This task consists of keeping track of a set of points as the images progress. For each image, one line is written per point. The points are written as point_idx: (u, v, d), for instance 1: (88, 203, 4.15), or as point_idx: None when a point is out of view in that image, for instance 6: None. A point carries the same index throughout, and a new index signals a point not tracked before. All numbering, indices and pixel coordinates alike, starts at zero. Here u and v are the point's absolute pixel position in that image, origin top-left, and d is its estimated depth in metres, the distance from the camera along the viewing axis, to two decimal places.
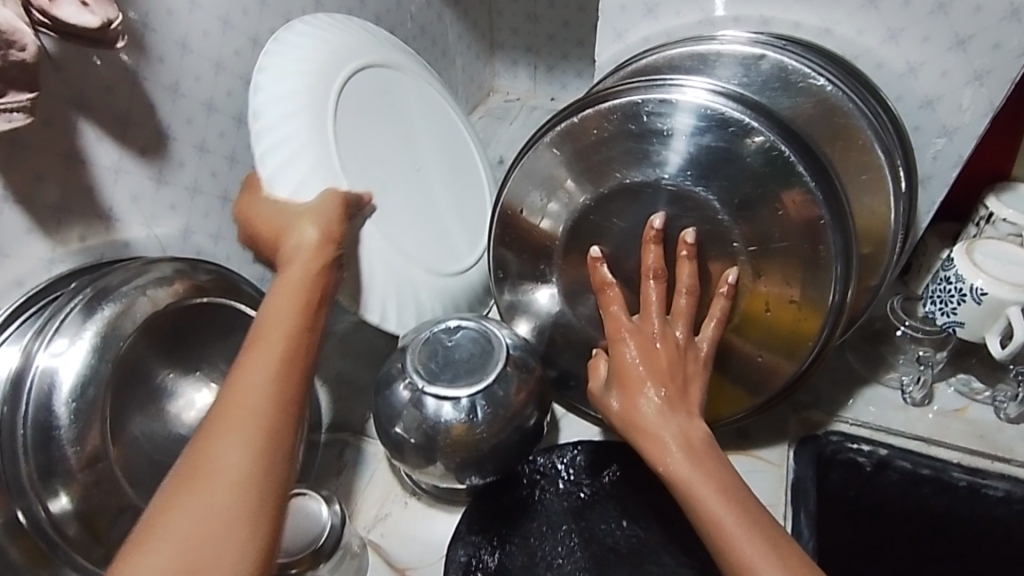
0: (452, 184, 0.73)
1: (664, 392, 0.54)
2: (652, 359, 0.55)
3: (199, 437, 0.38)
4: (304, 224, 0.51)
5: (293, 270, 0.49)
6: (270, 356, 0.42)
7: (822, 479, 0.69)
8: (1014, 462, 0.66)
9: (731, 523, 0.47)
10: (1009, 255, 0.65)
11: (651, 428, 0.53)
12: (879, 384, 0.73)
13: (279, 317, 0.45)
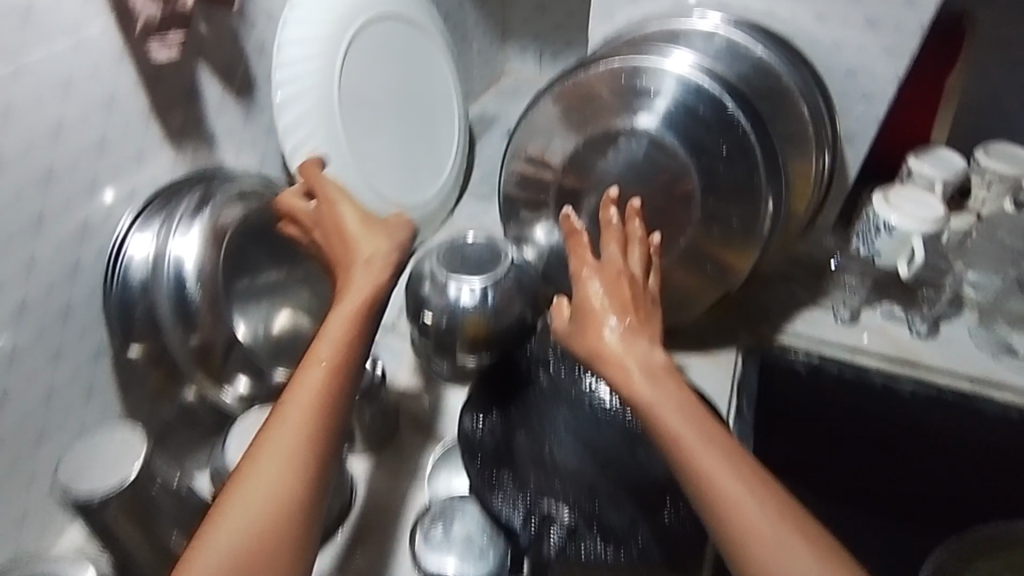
0: (419, 124, 0.90)
1: (628, 321, 0.55)
2: (616, 291, 0.56)
3: (253, 447, 0.47)
4: (362, 240, 0.55)
5: (348, 287, 0.52)
6: (317, 377, 0.49)
7: (766, 377, 0.86)
8: (921, 367, 0.81)
9: (702, 452, 0.49)
10: (918, 197, 0.81)
11: (616, 358, 0.53)
12: (817, 308, 0.88)
13: (328, 340, 0.50)
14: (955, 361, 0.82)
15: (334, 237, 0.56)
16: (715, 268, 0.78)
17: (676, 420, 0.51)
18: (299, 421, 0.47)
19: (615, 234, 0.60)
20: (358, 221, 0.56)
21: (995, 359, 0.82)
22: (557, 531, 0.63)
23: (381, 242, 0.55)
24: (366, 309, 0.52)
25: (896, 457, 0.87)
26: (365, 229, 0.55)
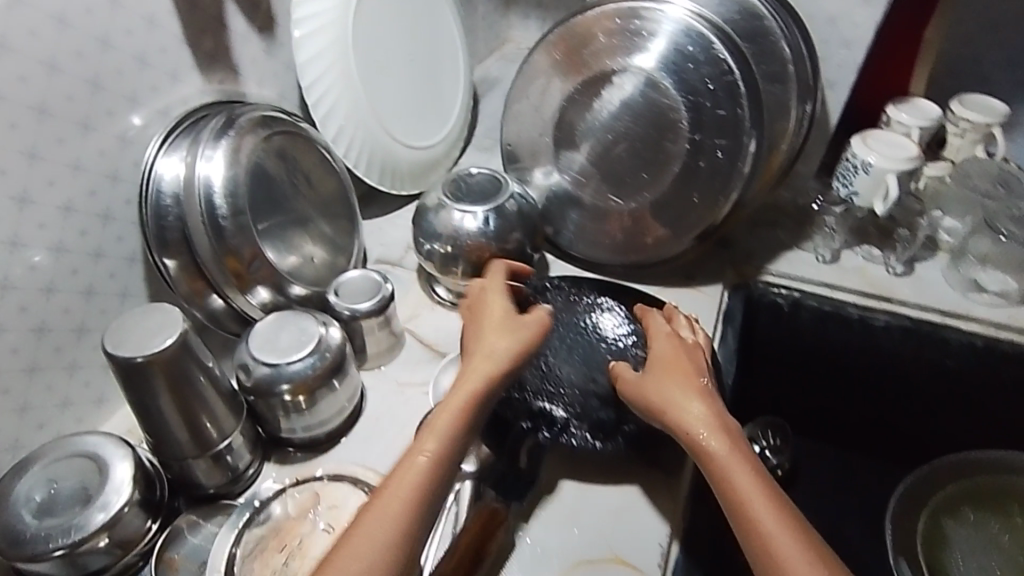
0: (428, 72, 0.96)
1: (689, 381, 0.60)
2: (676, 357, 0.62)
3: (349, 524, 0.49)
4: (493, 338, 0.61)
5: (467, 373, 0.58)
6: (431, 448, 0.53)
7: (753, 315, 0.91)
8: (893, 300, 0.87)
9: (759, 504, 0.51)
10: (895, 139, 0.86)
11: (679, 408, 0.57)
12: (798, 249, 0.94)
13: (436, 427, 0.54)
14: (923, 297, 0.87)
15: (476, 328, 0.64)
16: (700, 198, 0.82)
17: (741, 474, 0.53)
18: (399, 500, 0.50)
19: (681, 321, 0.69)
20: (498, 319, 0.63)
21: (962, 294, 0.87)
22: (548, 427, 0.69)
23: (509, 342, 0.61)
24: (478, 398, 0.57)
25: (871, 387, 0.92)
26: (501, 328, 0.62)
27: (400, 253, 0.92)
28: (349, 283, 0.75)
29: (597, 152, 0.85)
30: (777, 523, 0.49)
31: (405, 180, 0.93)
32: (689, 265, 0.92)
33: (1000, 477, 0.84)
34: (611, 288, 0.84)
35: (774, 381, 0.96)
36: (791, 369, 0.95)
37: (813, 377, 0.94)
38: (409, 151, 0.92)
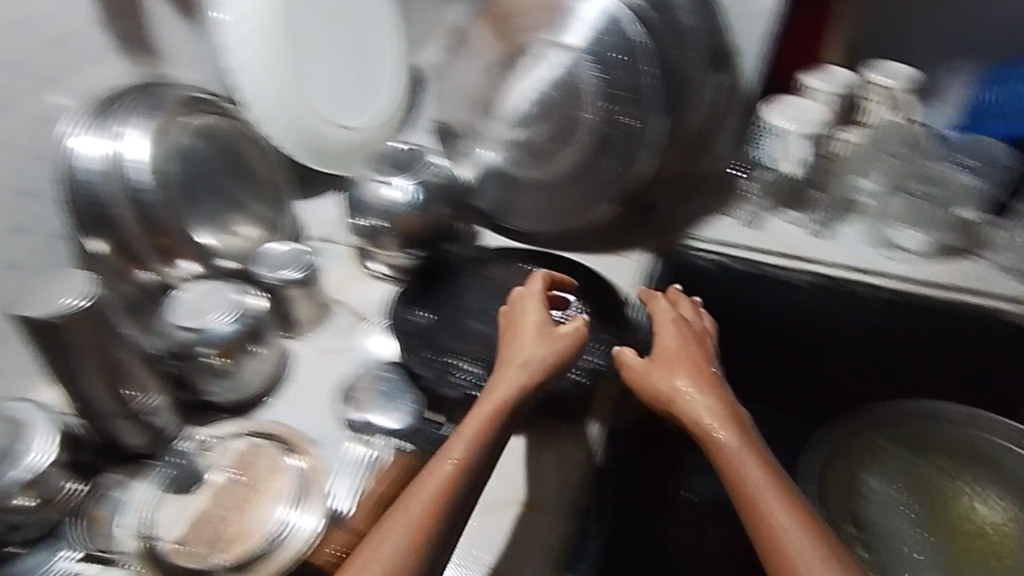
0: (353, 55, 0.98)
1: (698, 377, 0.65)
2: (683, 354, 0.67)
3: (382, 518, 0.52)
4: (529, 344, 0.65)
5: (500, 385, 0.61)
6: (462, 454, 0.55)
7: (678, 281, 0.93)
8: (814, 260, 0.90)
9: (765, 494, 0.54)
10: (808, 105, 0.89)
11: (688, 403, 0.63)
12: (724, 216, 0.96)
13: (467, 431, 0.57)
14: (838, 256, 0.90)
15: (514, 332, 0.67)
16: (615, 163, 0.84)
17: (750, 469, 0.57)
18: (431, 496, 0.52)
19: (687, 312, 0.74)
20: (535, 329, 0.66)
21: (876, 253, 0.90)
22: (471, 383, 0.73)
23: (545, 356, 0.64)
24: (503, 410, 0.60)
25: (792, 345, 0.96)
26: (539, 343, 0.65)
27: (335, 230, 0.95)
28: (277, 255, 0.77)
29: (518, 124, 0.88)
30: (784, 511, 0.53)
31: (328, 158, 0.95)
32: (615, 233, 0.95)
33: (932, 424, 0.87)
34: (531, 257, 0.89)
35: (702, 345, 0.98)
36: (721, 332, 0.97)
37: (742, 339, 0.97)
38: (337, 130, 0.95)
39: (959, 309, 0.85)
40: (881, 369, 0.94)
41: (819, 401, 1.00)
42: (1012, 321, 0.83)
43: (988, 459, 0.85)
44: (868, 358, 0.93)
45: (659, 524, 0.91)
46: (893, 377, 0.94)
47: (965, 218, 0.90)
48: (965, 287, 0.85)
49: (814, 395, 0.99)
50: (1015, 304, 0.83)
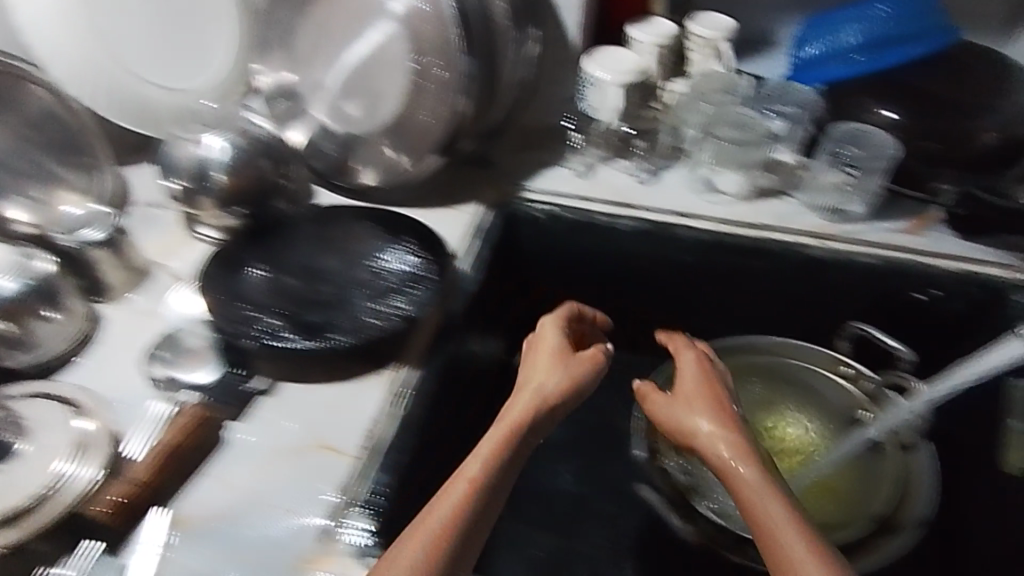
0: (197, 12, 0.91)
1: (717, 410, 0.69)
2: (702, 385, 0.73)
3: (398, 541, 0.57)
4: (549, 373, 0.72)
5: (513, 407, 0.69)
6: (473, 470, 0.62)
7: (516, 234, 0.97)
8: (636, 206, 0.95)
9: (762, 497, 0.59)
10: (622, 54, 0.93)
11: (696, 430, 0.68)
12: (557, 167, 1.00)
13: (481, 451, 0.64)
14: (661, 201, 0.96)
15: (538, 355, 0.75)
16: (431, 116, 0.86)
17: (757, 491, 0.60)
18: (453, 513, 0.58)
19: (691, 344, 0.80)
20: (550, 357, 0.74)
21: (696, 196, 0.96)
22: (261, 332, 0.73)
23: (554, 376, 0.72)
24: (520, 425, 0.67)
25: (626, 288, 0.99)
26: (552, 362, 0.74)
27: (159, 194, 0.93)
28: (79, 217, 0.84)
29: (349, 80, 0.89)
30: (781, 516, 0.57)
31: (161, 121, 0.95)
32: (450, 187, 0.98)
33: (751, 355, 0.97)
34: (359, 213, 0.89)
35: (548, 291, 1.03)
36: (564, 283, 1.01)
37: (583, 288, 1.00)
38: (177, 95, 0.94)
39: (766, 245, 0.90)
40: (708, 306, 0.99)
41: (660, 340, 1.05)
42: (812, 255, 0.89)
43: (796, 380, 0.95)
44: (695, 297, 0.98)
45: None
46: (722, 313, 0.99)
47: (775, 159, 0.96)
48: (772, 224, 0.92)
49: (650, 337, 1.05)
50: (814, 237, 0.90)
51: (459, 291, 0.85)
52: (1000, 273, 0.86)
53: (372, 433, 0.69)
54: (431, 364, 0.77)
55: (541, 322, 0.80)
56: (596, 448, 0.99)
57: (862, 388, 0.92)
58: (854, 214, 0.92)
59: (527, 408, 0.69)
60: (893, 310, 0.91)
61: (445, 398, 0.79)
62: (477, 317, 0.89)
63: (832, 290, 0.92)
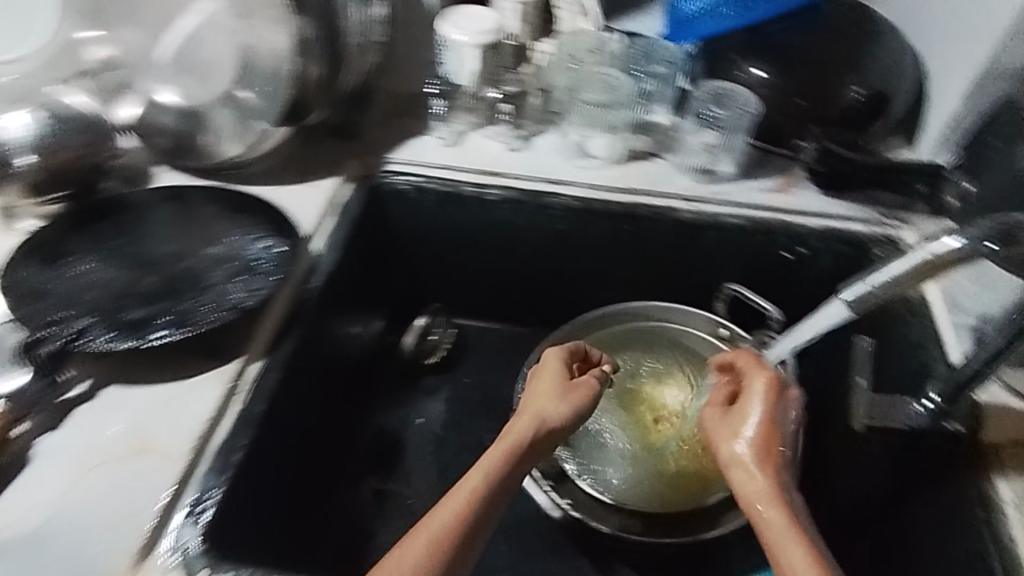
0: None
1: (768, 445, 0.62)
2: (762, 413, 0.64)
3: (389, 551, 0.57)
4: (553, 398, 0.73)
5: (515, 426, 0.69)
6: (475, 482, 0.62)
7: (382, 208, 0.93)
8: (503, 175, 0.92)
9: (791, 548, 0.54)
10: (479, 14, 0.89)
11: (735, 461, 0.62)
12: (424, 136, 0.95)
13: (484, 462, 0.64)
14: (531, 169, 0.92)
15: (543, 378, 0.75)
16: (269, 88, 0.79)
17: (789, 540, 0.55)
18: (447, 522, 0.59)
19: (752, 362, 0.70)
20: (553, 381, 0.75)
21: (568, 162, 0.93)
22: (68, 331, 0.67)
23: (560, 403, 0.72)
24: (523, 444, 0.67)
25: (502, 260, 0.98)
26: (555, 388, 0.74)
27: None
28: None
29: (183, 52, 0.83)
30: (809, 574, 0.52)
31: None
32: (310, 158, 0.92)
33: (633, 322, 0.96)
34: (202, 190, 0.83)
35: (425, 264, 1.00)
36: (438, 253, 0.99)
37: (456, 257, 0.99)
38: None
39: (635, 211, 0.89)
40: (587, 273, 0.98)
41: (543, 309, 1.04)
42: (681, 218, 0.88)
43: (673, 342, 0.95)
44: (572, 264, 0.97)
45: (382, 442, 0.95)
46: (600, 280, 0.98)
47: (647, 121, 0.94)
48: (642, 189, 0.90)
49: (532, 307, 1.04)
50: (683, 199, 0.89)
51: (312, 275, 0.80)
52: (863, 229, 0.86)
53: (203, 434, 0.65)
54: (277, 354, 0.72)
55: (550, 350, 0.80)
56: (481, 422, 0.99)
57: (737, 348, 0.92)
58: (724, 174, 0.91)
59: (530, 431, 0.69)
60: (763, 270, 0.91)
61: (301, 387, 0.76)
62: (337, 299, 0.84)
63: (704, 253, 0.91)
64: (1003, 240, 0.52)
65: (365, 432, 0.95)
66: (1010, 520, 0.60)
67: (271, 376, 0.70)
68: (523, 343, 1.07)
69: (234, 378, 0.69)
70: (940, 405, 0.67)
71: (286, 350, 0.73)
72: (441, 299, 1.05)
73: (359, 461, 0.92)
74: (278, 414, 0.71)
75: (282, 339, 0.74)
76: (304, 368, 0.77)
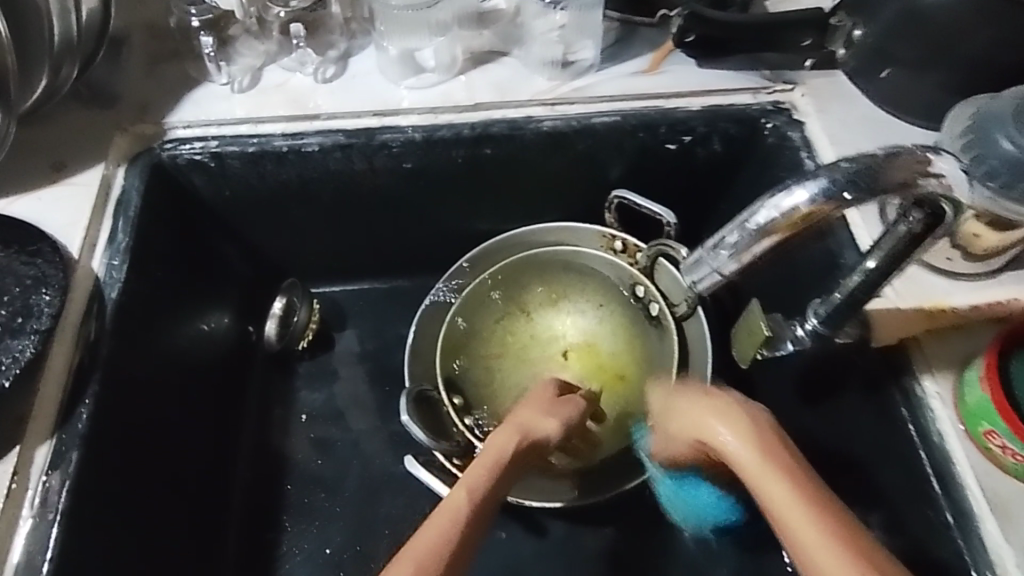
0: None
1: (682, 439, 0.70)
2: None
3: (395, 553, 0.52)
4: (544, 416, 0.66)
5: (497, 442, 0.63)
6: (467, 490, 0.57)
7: (179, 185, 0.73)
8: (321, 116, 0.73)
9: (780, 492, 0.50)
10: None
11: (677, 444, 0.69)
12: (209, 82, 0.73)
13: (473, 472, 0.59)
14: (353, 101, 0.73)
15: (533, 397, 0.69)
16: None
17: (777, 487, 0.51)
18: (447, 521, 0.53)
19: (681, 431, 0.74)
20: (543, 399, 0.68)
21: (399, 84, 0.74)
22: None
23: (550, 420, 0.65)
24: (507, 458, 0.61)
25: (354, 214, 0.81)
26: (546, 404, 0.67)
27: None
28: None
29: None
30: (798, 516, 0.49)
31: None
32: (57, 142, 0.69)
33: (520, 251, 0.83)
34: None
35: (263, 234, 0.82)
36: (272, 219, 0.80)
37: (296, 221, 0.81)
38: None
39: (488, 131, 0.74)
40: (456, 208, 0.82)
41: (419, 256, 0.89)
42: (545, 127, 0.74)
43: (567, 266, 0.82)
44: (436, 203, 0.81)
45: (263, 453, 0.82)
46: (474, 213, 0.84)
47: (486, 9, 0.77)
48: (492, 102, 0.74)
49: (405, 256, 0.89)
50: (541, 105, 0.74)
51: (96, 305, 0.62)
52: (751, 102, 0.75)
53: None
54: (71, 427, 0.57)
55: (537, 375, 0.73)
56: (377, 400, 0.86)
57: (637, 262, 0.81)
58: (586, 63, 0.76)
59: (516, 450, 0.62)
60: (649, 166, 0.79)
61: (127, 446, 0.62)
62: (149, 322, 0.67)
63: (580, 160, 0.78)
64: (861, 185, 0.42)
65: (244, 448, 0.81)
66: (936, 417, 0.56)
67: (67, 458, 0.56)
68: (407, 297, 0.92)
69: (10, 476, 0.55)
70: (821, 331, 0.56)
71: (84, 419, 0.57)
72: (296, 269, 0.88)
73: (244, 480, 0.80)
74: (98, 496, 0.58)
75: (73, 404, 0.58)
76: (125, 426, 0.62)
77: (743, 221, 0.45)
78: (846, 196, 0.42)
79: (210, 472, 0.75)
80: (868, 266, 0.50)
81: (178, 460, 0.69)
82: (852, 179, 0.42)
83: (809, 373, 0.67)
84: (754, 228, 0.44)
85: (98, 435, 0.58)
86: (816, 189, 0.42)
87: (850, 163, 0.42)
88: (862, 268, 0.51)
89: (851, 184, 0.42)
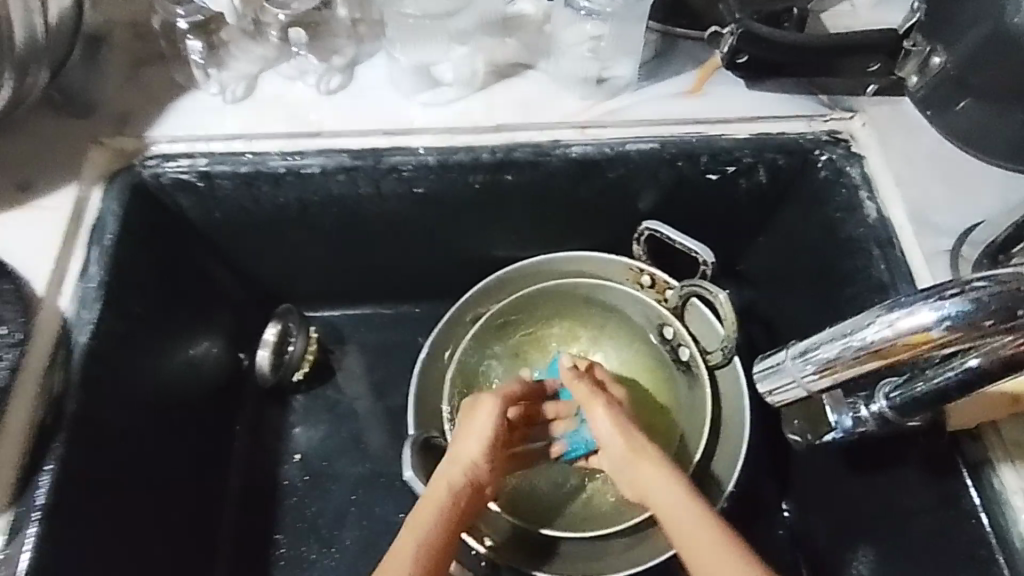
0: None
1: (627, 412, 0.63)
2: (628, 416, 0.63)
3: None
4: (470, 435, 0.60)
5: (443, 478, 0.58)
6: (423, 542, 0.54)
7: (162, 206, 0.65)
8: (323, 134, 0.64)
9: (678, 511, 0.54)
10: None
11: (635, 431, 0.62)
12: (199, 91, 0.65)
13: (426, 518, 0.56)
14: (359, 117, 0.65)
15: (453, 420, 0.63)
16: None
17: (664, 499, 0.55)
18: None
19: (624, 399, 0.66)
20: (466, 413, 0.63)
21: (411, 99, 0.66)
22: None
23: (483, 437, 0.60)
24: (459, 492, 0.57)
25: (357, 239, 0.73)
26: (474, 420, 0.61)
27: None
28: None
29: None
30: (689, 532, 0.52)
31: None
32: (24, 156, 0.61)
33: (535, 283, 0.75)
34: None
35: (256, 256, 0.74)
36: (268, 243, 0.73)
37: (295, 245, 0.73)
38: None
39: (511, 156, 0.66)
40: (471, 235, 0.75)
41: (427, 281, 0.81)
42: (573, 154, 0.66)
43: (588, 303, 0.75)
44: (449, 228, 0.73)
45: (253, 495, 0.75)
46: (490, 240, 0.76)
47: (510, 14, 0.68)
48: (516, 123, 0.66)
49: (413, 282, 0.81)
50: (570, 128, 0.66)
51: (62, 353, 0.55)
52: (805, 131, 0.67)
53: None
54: (30, 500, 0.51)
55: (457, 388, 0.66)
56: (379, 439, 0.79)
57: (667, 299, 0.73)
58: (622, 81, 0.67)
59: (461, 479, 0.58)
60: (686, 197, 0.71)
61: (96, 514, 0.55)
62: (126, 368, 0.60)
63: (611, 188, 0.70)
64: (1006, 314, 0.37)
65: (231, 490, 0.75)
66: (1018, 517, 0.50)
67: (23, 535, 0.50)
68: (413, 323, 0.84)
69: None
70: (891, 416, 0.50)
71: (45, 488, 0.51)
72: (292, 292, 0.81)
73: (231, 526, 0.73)
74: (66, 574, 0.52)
75: (35, 470, 0.51)
76: (95, 491, 0.55)
77: (845, 335, 0.42)
78: (981, 324, 0.37)
79: (192, 523, 0.68)
80: (971, 363, 0.45)
81: (155, 517, 0.63)
82: (1003, 306, 0.37)
83: (856, 442, 0.60)
84: (858, 344, 0.41)
85: (62, 506, 0.52)
86: (944, 313, 0.37)
87: (994, 286, 0.37)
88: (965, 363, 0.45)
89: (998, 309, 0.37)
